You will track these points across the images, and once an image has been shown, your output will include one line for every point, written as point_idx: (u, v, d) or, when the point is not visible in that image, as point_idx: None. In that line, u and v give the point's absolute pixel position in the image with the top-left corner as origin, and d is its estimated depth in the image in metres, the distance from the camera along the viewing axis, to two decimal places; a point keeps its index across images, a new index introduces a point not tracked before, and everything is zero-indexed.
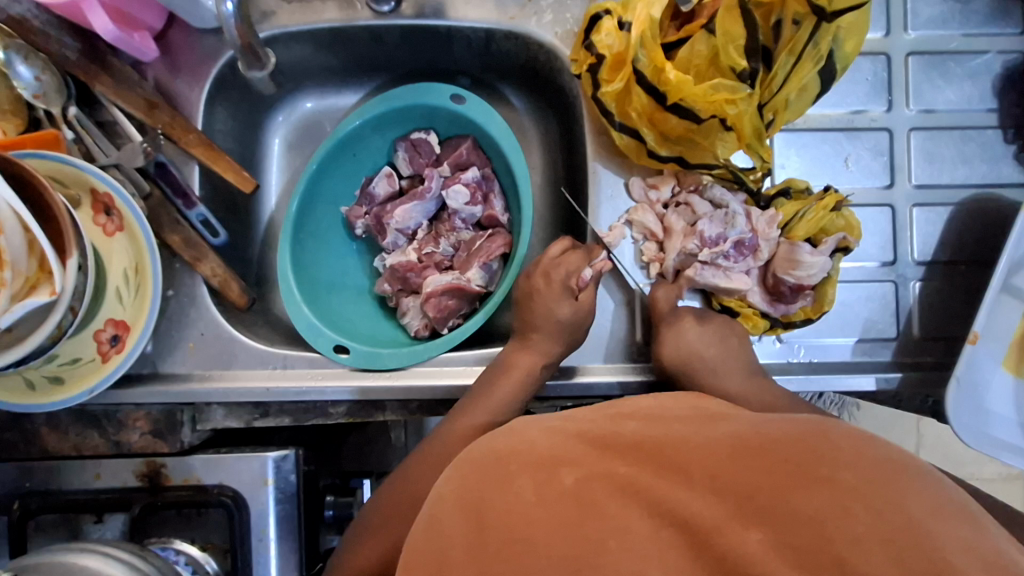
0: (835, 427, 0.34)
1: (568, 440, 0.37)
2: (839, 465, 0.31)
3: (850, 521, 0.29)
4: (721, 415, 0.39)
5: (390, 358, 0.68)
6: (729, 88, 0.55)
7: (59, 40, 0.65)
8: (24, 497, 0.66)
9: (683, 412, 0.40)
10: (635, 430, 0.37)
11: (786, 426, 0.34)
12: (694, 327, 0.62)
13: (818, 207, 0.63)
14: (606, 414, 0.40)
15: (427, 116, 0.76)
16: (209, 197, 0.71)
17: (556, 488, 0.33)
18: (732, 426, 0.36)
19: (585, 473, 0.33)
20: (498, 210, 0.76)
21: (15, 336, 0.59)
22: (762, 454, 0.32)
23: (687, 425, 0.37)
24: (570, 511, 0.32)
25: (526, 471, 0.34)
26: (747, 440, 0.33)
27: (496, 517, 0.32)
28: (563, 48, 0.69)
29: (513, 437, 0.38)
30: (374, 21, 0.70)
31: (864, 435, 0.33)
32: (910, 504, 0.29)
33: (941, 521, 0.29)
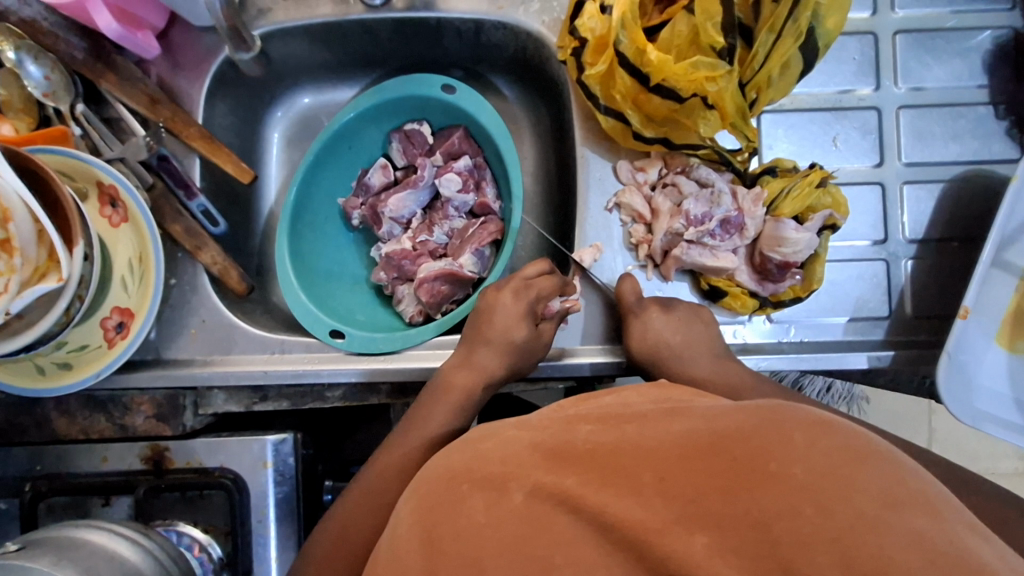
0: (789, 411, 0.33)
1: (521, 452, 0.35)
2: (790, 460, 0.30)
3: (797, 522, 0.29)
4: (681, 405, 0.36)
5: (384, 342, 0.70)
6: (709, 66, 0.56)
7: (66, 40, 0.68)
8: (36, 479, 0.69)
9: (645, 409, 0.37)
10: (589, 435, 0.35)
11: (742, 415, 0.33)
12: (660, 315, 0.62)
13: (804, 183, 0.63)
14: (562, 418, 0.38)
15: (420, 107, 0.78)
16: (210, 189, 0.74)
17: (507, 504, 0.33)
18: (692, 419, 0.34)
19: (535, 482, 0.33)
20: (490, 197, 0.78)
21: (26, 322, 0.62)
22: (712, 453, 0.31)
23: (645, 422, 0.35)
24: (518, 528, 0.32)
25: (478, 490, 0.34)
26: (698, 437, 0.32)
27: (450, 544, 0.33)
28: (550, 36, 0.70)
29: (468, 452, 0.37)
30: (366, 15, 0.72)
31: (821, 421, 0.32)
32: (861, 498, 0.29)
33: (893, 511, 0.29)
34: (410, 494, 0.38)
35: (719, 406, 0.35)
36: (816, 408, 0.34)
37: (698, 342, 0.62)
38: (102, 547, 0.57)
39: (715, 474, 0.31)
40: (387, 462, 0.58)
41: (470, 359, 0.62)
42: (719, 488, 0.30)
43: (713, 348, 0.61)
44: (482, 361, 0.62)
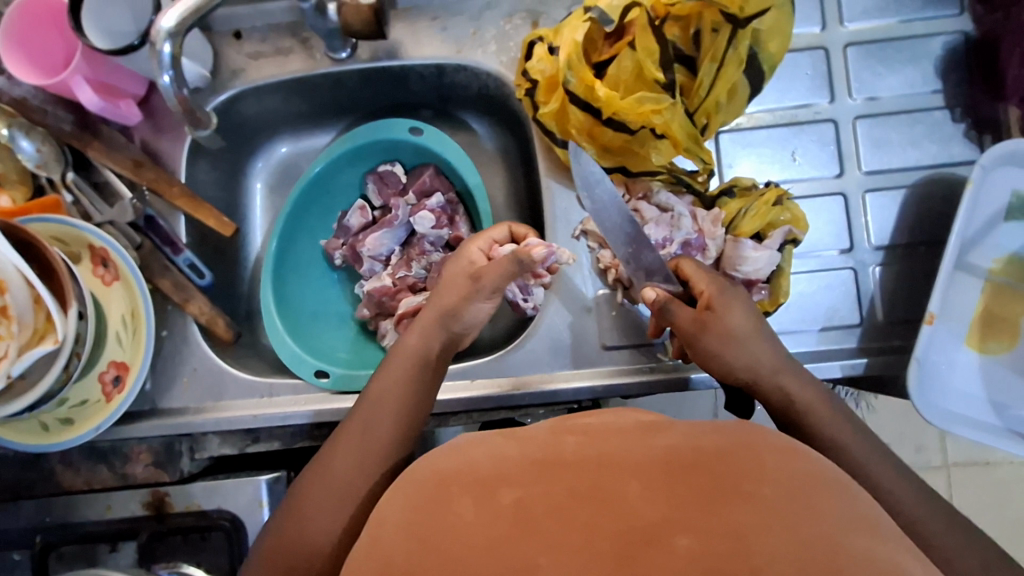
0: (763, 437, 0.38)
1: (513, 460, 0.36)
2: (761, 482, 0.34)
3: (767, 533, 0.31)
4: (618, 425, 0.39)
5: (367, 379, 0.72)
6: (654, 100, 0.59)
7: (53, 113, 0.73)
8: (45, 531, 0.72)
9: (619, 423, 0.40)
10: (576, 446, 0.37)
11: (718, 439, 0.37)
12: (742, 303, 0.58)
13: (760, 203, 0.65)
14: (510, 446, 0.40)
15: (392, 149, 0.81)
16: (196, 243, 0.78)
17: (495, 505, 0.34)
18: (674, 436, 0.37)
19: (525, 492, 0.34)
20: (464, 231, 0.81)
21: (27, 384, 0.65)
22: (694, 470, 0.34)
23: (623, 438, 0.38)
24: (504, 528, 0.32)
25: (466, 491, 0.35)
26: (679, 453, 0.35)
27: (436, 538, 0.33)
28: (508, 75, 0.73)
29: (458, 457, 0.38)
30: (334, 67, 0.76)
31: (789, 452, 0.37)
32: (822, 519, 0.32)
33: (849, 532, 0.32)
34: (394, 494, 0.39)
35: (694, 425, 0.39)
36: (783, 438, 0.39)
37: (756, 330, 0.56)
38: None
39: (696, 486, 0.33)
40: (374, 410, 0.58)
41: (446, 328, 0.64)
42: (697, 501, 0.33)
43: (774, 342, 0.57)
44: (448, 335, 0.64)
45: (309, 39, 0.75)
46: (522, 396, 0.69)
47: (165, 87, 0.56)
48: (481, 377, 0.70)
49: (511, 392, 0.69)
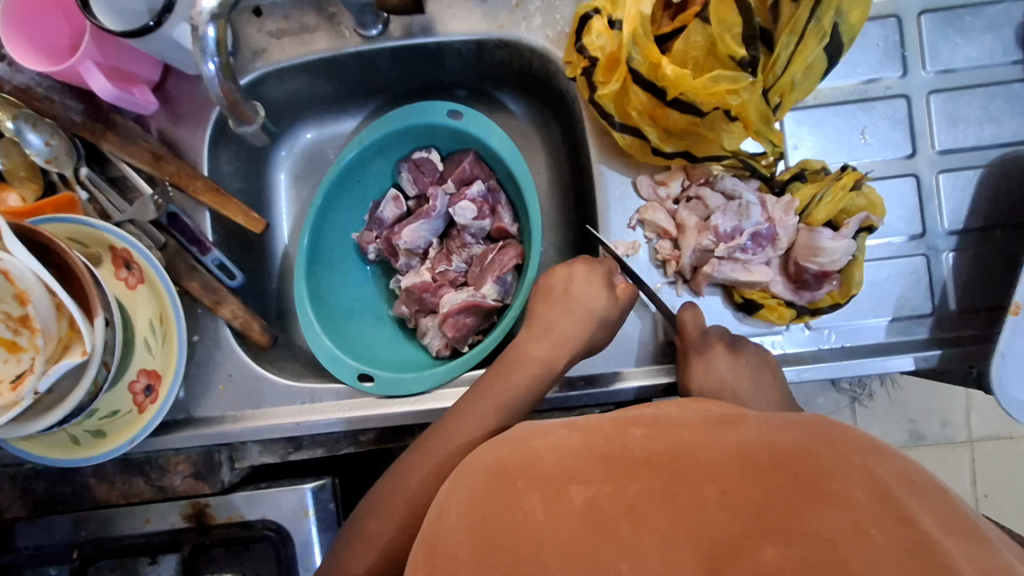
0: (842, 432, 0.34)
1: (577, 453, 0.36)
2: (848, 481, 0.31)
3: (863, 539, 0.28)
4: (727, 421, 0.38)
5: (413, 382, 0.68)
6: (730, 79, 0.53)
7: (63, 103, 0.68)
8: (82, 545, 0.69)
9: (691, 419, 0.39)
10: (643, 440, 0.36)
11: (793, 433, 0.34)
12: (725, 355, 0.59)
13: (836, 188, 0.60)
14: (610, 420, 0.40)
15: (427, 134, 0.76)
16: (223, 240, 0.72)
17: (567, 507, 0.33)
18: (746, 431, 0.35)
19: (596, 491, 0.33)
20: (507, 221, 0.75)
21: (56, 397, 0.61)
22: (773, 470, 0.32)
23: (699, 432, 0.36)
24: (580, 530, 0.32)
25: (535, 486, 0.34)
26: (751, 453, 0.33)
27: (501, 533, 0.33)
28: (555, 52, 0.67)
29: (519, 448, 0.38)
30: (363, 46, 0.70)
31: (874, 447, 0.33)
32: (921, 519, 0.29)
33: (954, 538, 0.29)
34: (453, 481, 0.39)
35: (771, 421, 0.36)
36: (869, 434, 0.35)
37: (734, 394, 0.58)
38: None
39: (773, 485, 0.31)
40: (456, 423, 0.58)
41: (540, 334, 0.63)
42: (780, 501, 0.30)
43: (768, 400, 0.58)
44: (543, 340, 0.62)
45: (336, 14, 0.69)
46: (576, 397, 0.65)
47: (209, 78, 0.51)
48: None
49: (564, 393, 0.65)
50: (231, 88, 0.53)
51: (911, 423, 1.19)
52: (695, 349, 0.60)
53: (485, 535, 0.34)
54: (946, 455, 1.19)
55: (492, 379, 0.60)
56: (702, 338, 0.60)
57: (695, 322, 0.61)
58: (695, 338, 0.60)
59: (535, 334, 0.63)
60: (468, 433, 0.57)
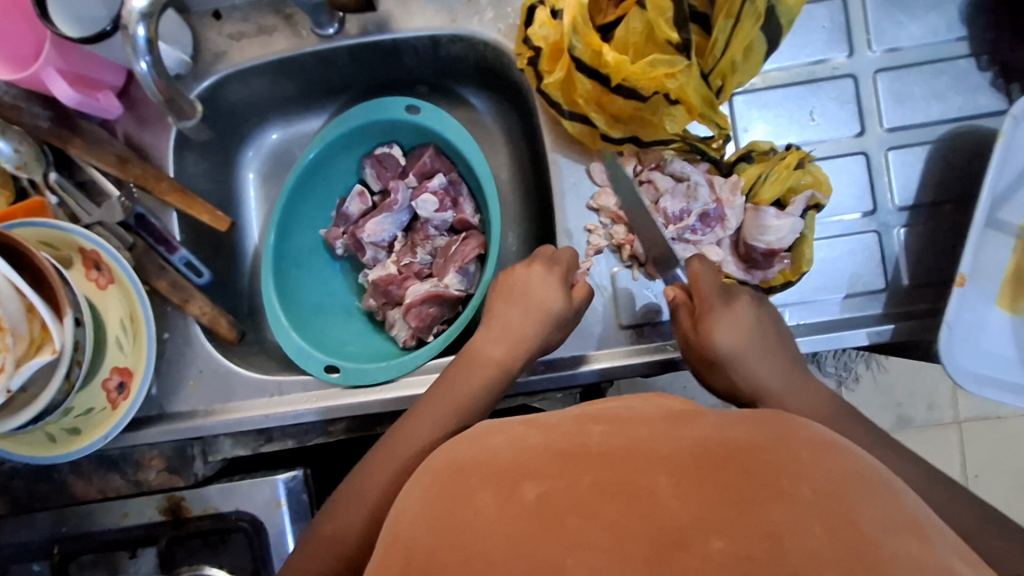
0: (798, 437, 0.36)
1: (536, 450, 0.37)
2: (797, 478, 0.32)
3: (808, 535, 0.30)
4: (688, 413, 0.39)
5: (379, 372, 0.70)
6: (666, 63, 0.55)
7: (30, 110, 0.69)
8: (62, 541, 0.71)
9: (650, 413, 0.40)
10: (601, 437, 0.37)
11: (748, 430, 0.36)
12: (746, 308, 0.59)
13: (781, 167, 0.61)
14: (569, 416, 0.40)
15: (389, 130, 0.78)
16: (190, 239, 0.74)
17: (518, 502, 0.33)
18: (701, 427, 0.37)
19: (548, 487, 0.34)
20: (468, 213, 0.77)
21: (29, 396, 0.63)
22: (726, 463, 0.33)
23: (655, 428, 0.37)
24: (529, 525, 0.32)
25: (487, 482, 0.35)
26: (712, 447, 0.34)
27: (459, 529, 0.33)
28: (507, 44, 0.68)
29: (474, 447, 0.40)
30: (321, 45, 0.71)
31: (826, 445, 0.36)
32: (864, 518, 0.31)
33: (894, 537, 0.31)
34: (411, 487, 0.41)
35: (725, 415, 0.38)
36: (829, 435, 0.37)
37: (755, 350, 0.58)
38: None
39: (730, 481, 0.32)
40: (415, 424, 0.60)
41: (474, 370, 0.62)
42: (733, 499, 0.31)
43: (777, 360, 0.58)
44: (482, 377, 0.62)
45: (293, 15, 0.71)
46: (537, 381, 0.67)
47: (143, 74, 0.53)
48: None
49: (526, 376, 0.67)
50: (164, 84, 0.55)
51: (897, 406, 1.19)
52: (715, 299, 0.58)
53: (441, 526, 0.34)
54: (931, 437, 1.20)
55: (451, 379, 0.62)
56: (718, 288, 0.59)
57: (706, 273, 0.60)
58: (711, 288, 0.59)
59: (466, 371, 0.62)
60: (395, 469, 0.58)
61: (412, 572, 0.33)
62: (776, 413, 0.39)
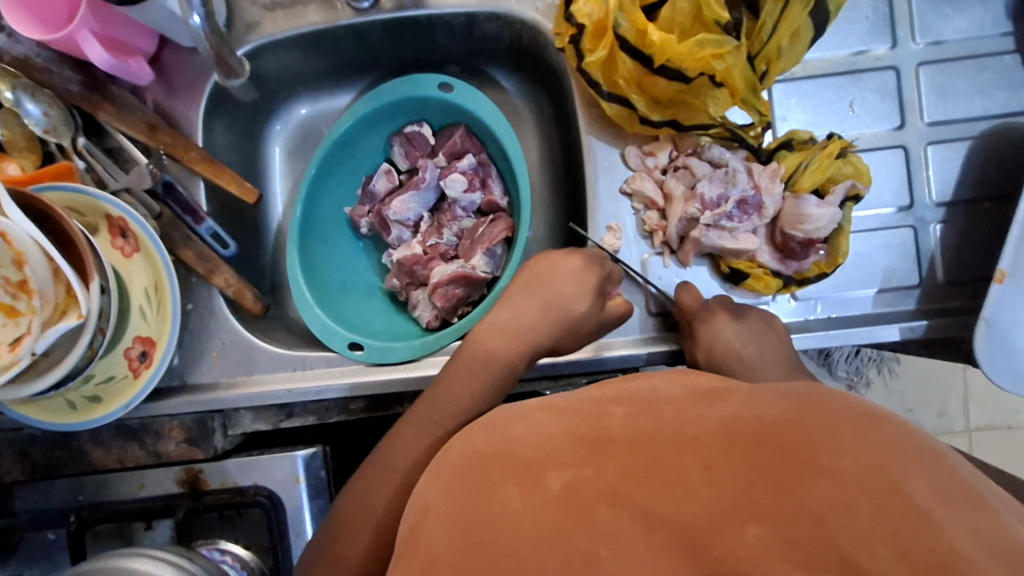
0: (835, 408, 0.34)
1: (555, 437, 0.35)
2: (839, 452, 0.31)
3: (853, 514, 0.29)
4: (719, 390, 0.37)
5: (403, 351, 0.70)
6: (715, 43, 0.55)
7: (60, 73, 0.68)
8: (79, 510, 0.70)
9: (675, 392, 0.38)
10: (623, 421, 0.35)
11: (783, 405, 0.34)
12: (730, 324, 0.60)
13: (822, 155, 0.61)
14: (589, 399, 0.39)
15: (419, 108, 0.77)
16: (217, 211, 0.73)
17: (542, 495, 0.33)
18: (732, 406, 0.35)
19: (573, 475, 0.33)
20: (497, 194, 0.76)
21: (52, 360, 0.63)
22: (761, 443, 0.32)
23: (680, 405, 0.36)
24: (555, 516, 0.32)
25: (511, 475, 0.34)
26: (742, 424, 0.33)
27: (482, 528, 0.33)
28: (546, 24, 0.67)
29: (497, 435, 0.38)
30: (355, 19, 0.70)
31: (871, 414, 0.34)
32: (915, 491, 0.29)
33: (949, 508, 0.29)
34: (431, 474, 0.40)
35: (758, 392, 0.36)
36: (860, 403, 0.35)
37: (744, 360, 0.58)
38: None
39: (764, 463, 0.31)
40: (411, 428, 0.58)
41: (482, 367, 0.60)
42: (767, 481, 0.30)
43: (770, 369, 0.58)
44: (484, 374, 0.59)
45: None
46: (565, 365, 0.66)
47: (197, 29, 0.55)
48: None
49: (553, 359, 0.66)
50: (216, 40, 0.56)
51: (908, 411, 1.19)
52: (696, 317, 0.61)
53: (464, 531, 0.33)
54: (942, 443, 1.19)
55: (451, 379, 0.60)
56: (701, 307, 0.61)
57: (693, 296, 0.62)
58: (693, 309, 0.61)
59: (468, 369, 0.60)
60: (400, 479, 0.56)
61: (451, 549, 0.33)
62: (812, 386, 0.37)
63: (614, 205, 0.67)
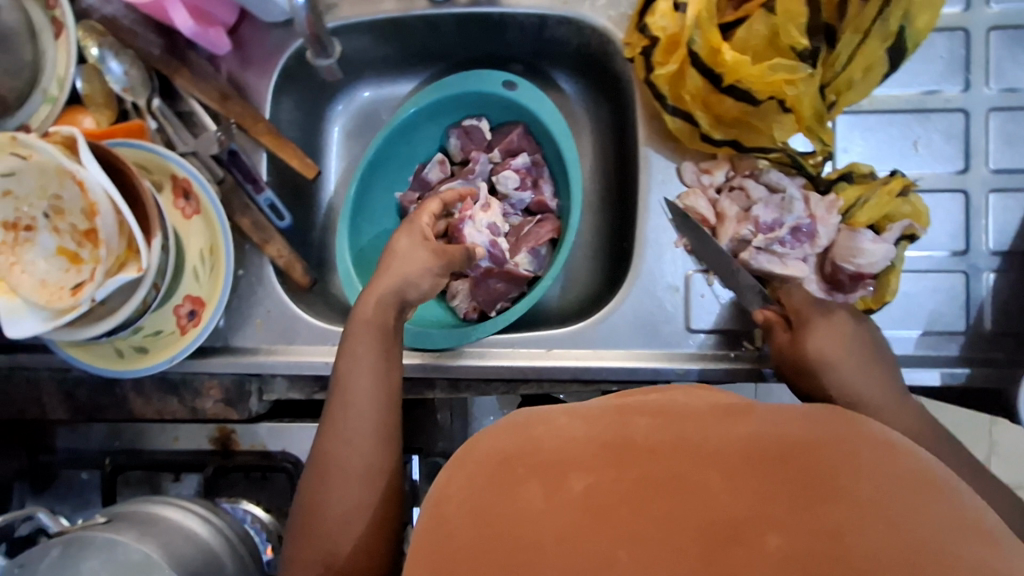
0: (859, 429, 0.33)
1: (578, 443, 0.33)
2: (863, 477, 0.30)
3: (868, 534, 0.28)
4: (741, 405, 0.35)
5: (440, 339, 0.70)
6: (789, 69, 0.54)
7: (142, 36, 0.71)
8: (115, 454, 0.75)
9: (696, 406, 0.36)
10: (648, 431, 0.33)
11: (807, 425, 0.33)
12: (846, 322, 0.56)
13: (883, 192, 0.60)
14: (612, 407, 0.36)
15: (480, 103, 0.78)
16: (276, 183, 0.76)
17: (565, 495, 0.31)
18: (756, 422, 0.33)
19: (596, 479, 0.31)
20: (547, 196, 0.77)
21: (108, 309, 0.65)
22: (784, 460, 0.31)
23: (703, 423, 0.34)
24: (576, 517, 0.30)
25: (534, 475, 0.32)
26: (761, 439, 0.32)
27: (497, 515, 0.31)
28: (616, 32, 0.68)
29: (520, 435, 0.34)
30: (429, 10, 0.72)
31: (890, 445, 0.32)
32: (930, 524, 0.29)
33: (958, 538, 0.28)
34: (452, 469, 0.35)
35: (779, 410, 0.34)
36: (882, 429, 0.34)
37: (856, 363, 0.54)
38: (178, 523, 0.63)
39: (780, 479, 0.30)
40: (339, 409, 0.57)
41: (371, 337, 0.60)
42: (783, 494, 0.30)
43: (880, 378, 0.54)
44: (370, 347, 0.60)
45: None
46: (599, 370, 0.67)
47: None
48: (559, 348, 0.69)
49: (588, 365, 0.67)
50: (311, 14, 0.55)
51: None
52: (811, 313, 0.56)
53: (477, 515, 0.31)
54: None
55: (354, 355, 0.59)
56: (814, 302, 0.57)
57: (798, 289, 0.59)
58: (806, 303, 0.57)
59: (356, 342, 0.60)
60: (358, 461, 0.55)
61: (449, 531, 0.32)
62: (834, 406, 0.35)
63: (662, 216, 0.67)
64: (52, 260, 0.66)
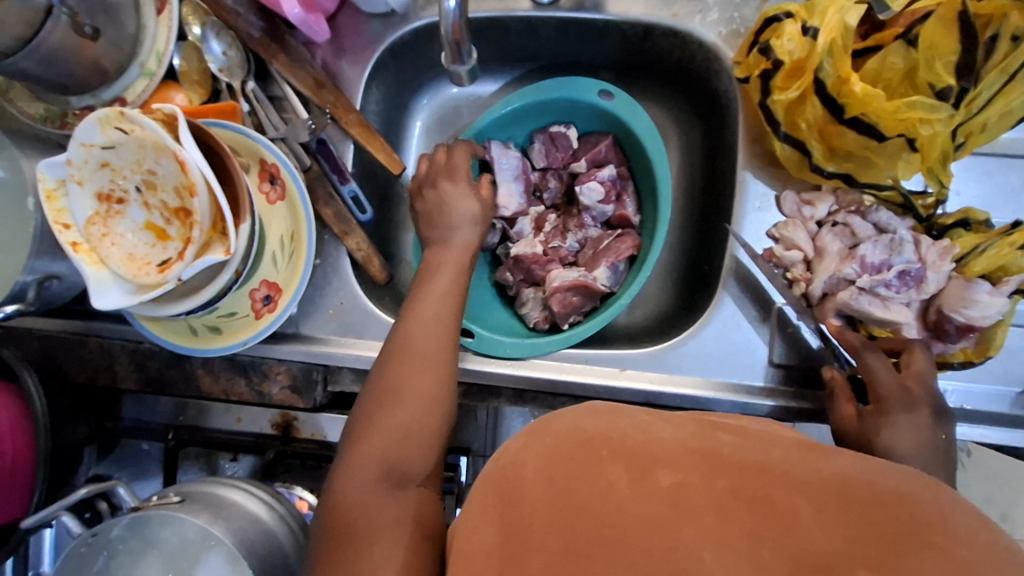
0: (948, 492, 0.31)
1: (666, 443, 0.33)
2: (958, 540, 0.27)
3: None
4: (820, 443, 0.36)
5: (512, 348, 0.68)
6: (929, 108, 0.52)
7: (245, 18, 0.71)
8: (177, 428, 0.77)
9: (780, 439, 0.35)
10: (733, 446, 0.33)
11: (892, 479, 0.31)
12: (928, 422, 0.53)
13: (1003, 243, 0.57)
14: (697, 420, 0.37)
15: (569, 110, 0.76)
16: (359, 173, 0.76)
17: (652, 488, 0.31)
18: (839, 462, 0.32)
19: (685, 477, 0.31)
20: (630, 210, 0.76)
21: (190, 287, 0.65)
22: (874, 507, 0.29)
23: (793, 455, 0.33)
24: (663, 513, 0.30)
25: (618, 459, 0.32)
26: (854, 485, 0.30)
27: (583, 503, 0.31)
28: (726, 50, 0.66)
29: (602, 420, 0.35)
30: (532, 12, 0.70)
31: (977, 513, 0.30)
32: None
33: None
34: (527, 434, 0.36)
35: (868, 458, 0.33)
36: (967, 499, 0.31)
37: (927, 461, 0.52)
38: (243, 506, 0.62)
39: (875, 526, 0.28)
40: (408, 324, 0.59)
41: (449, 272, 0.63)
42: (878, 539, 0.27)
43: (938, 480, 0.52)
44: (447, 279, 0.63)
45: None
46: (672, 397, 0.64)
47: (448, 13, 0.51)
48: (633, 369, 0.66)
49: (661, 390, 0.65)
50: (463, 23, 0.52)
51: None
52: (896, 406, 0.54)
53: (564, 500, 0.31)
54: None
55: (422, 281, 0.63)
56: (903, 394, 0.54)
57: (887, 370, 0.55)
58: (896, 394, 0.54)
59: (434, 273, 0.63)
60: (424, 375, 0.56)
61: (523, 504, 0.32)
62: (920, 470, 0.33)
63: (765, 250, 0.64)
64: (139, 234, 0.66)
